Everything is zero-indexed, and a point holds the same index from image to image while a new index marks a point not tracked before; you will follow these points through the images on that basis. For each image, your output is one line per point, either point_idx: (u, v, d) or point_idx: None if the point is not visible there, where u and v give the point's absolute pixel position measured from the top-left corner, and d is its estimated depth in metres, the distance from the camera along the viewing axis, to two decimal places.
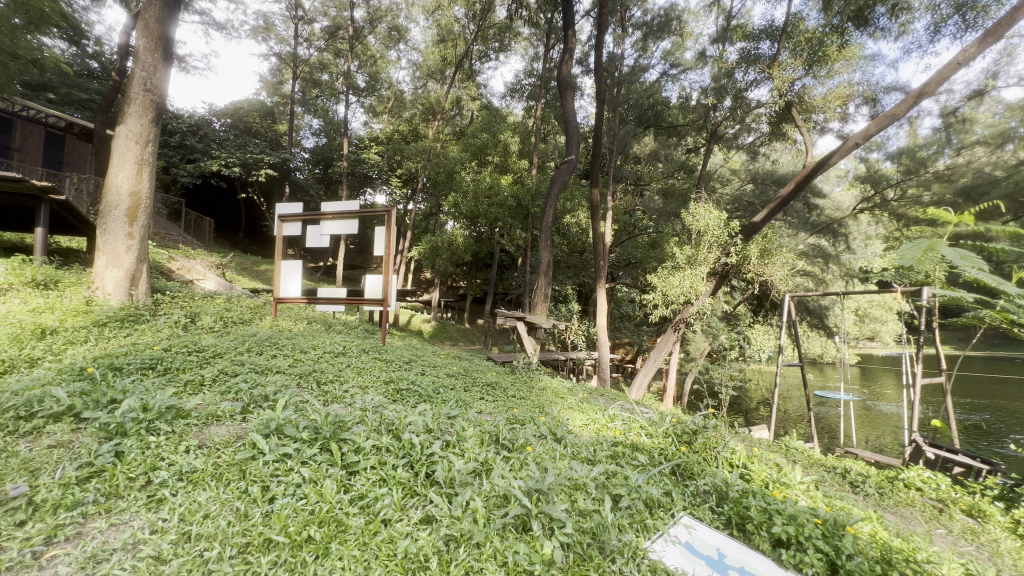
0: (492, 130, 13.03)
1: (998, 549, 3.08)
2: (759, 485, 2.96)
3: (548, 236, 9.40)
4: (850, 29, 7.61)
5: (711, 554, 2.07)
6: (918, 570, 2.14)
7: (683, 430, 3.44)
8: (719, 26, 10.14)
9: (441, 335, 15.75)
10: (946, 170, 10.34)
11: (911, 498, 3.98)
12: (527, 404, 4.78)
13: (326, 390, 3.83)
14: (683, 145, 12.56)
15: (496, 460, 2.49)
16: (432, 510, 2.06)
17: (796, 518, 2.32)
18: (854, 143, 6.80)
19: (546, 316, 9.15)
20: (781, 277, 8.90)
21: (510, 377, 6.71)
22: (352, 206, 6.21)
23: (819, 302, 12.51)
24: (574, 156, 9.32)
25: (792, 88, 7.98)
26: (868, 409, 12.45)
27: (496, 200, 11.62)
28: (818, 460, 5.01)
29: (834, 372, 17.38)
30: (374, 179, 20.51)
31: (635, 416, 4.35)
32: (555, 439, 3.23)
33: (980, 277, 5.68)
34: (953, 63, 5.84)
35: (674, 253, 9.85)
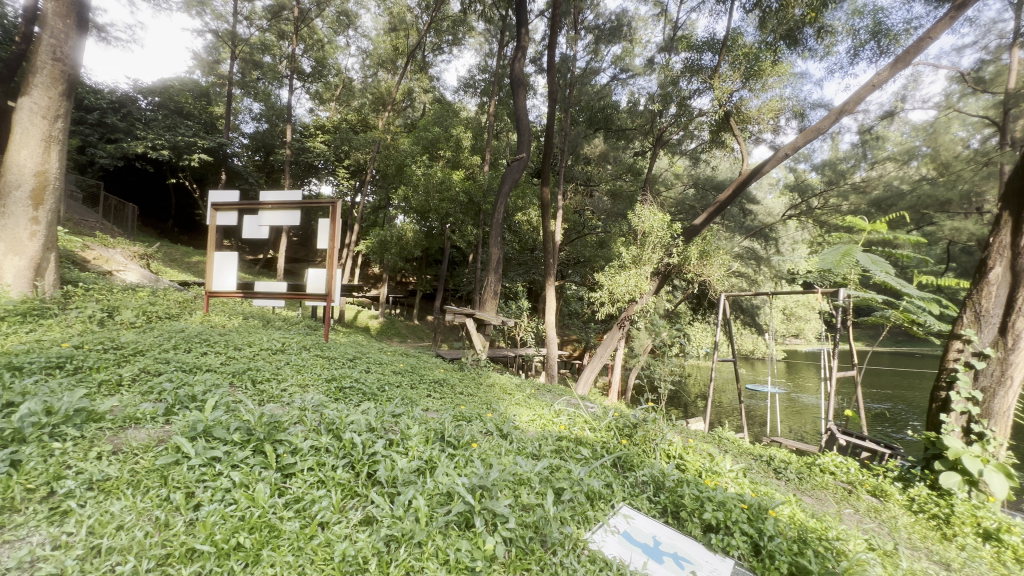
0: (444, 124, 12.86)
1: (897, 525, 3.42)
2: (692, 474, 3.13)
3: (498, 234, 9.41)
4: (782, 47, 8.11)
5: (648, 542, 2.16)
6: (829, 546, 2.34)
7: (624, 424, 3.57)
8: (666, 35, 10.52)
9: (389, 331, 15.41)
10: (862, 182, 11.49)
11: (826, 481, 4.35)
12: (475, 400, 4.78)
13: (261, 390, 3.62)
14: (631, 148, 12.97)
15: (441, 458, 2.46)
16: (373, 510, 2.01)
17: (725, 504, 2.48)
18: (784, 154, 7.26)
19: (496, 313, 9.16)
20: (718, 277, 9.46)
21: (458, 374, 6.67)
22: (294, 196, 5.88)
23: (751, 301, 13.38)
24: (526, 154, 9.39)
25: (732, 98, 8.44)
26: (792, 401, 13.50)
27: (447, 195, 11.50)
28: (746, 449, 5.37)
29: (764, 367, 18.69)
30: (320, 169, 19.68)
31: (580, 411, 4.47)
32: (501, 435, 3.25)
33: (888, 280, 6.24)
34: (869, 85, 6.39)
35: (621, 252, 10.16)
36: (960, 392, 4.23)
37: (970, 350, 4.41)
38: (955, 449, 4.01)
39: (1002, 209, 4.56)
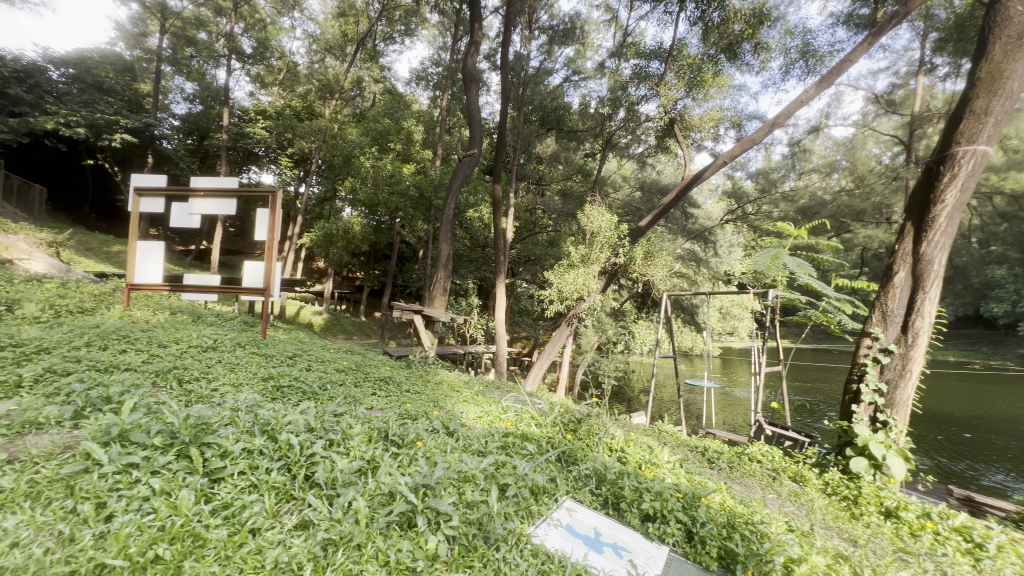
0: (394, 116, 12.54)
1: (814, 507, 3.73)
2: (633, 466, 3.26)
3: (448, 229, 9.29)
4: (723, 59, 8.50)
5: (589, 534, 2.22)
6: (754, 529, 2.51)
7: (569, 419, 3.66)
8: (617, 41, 10.79)
9: (333, 328, 14.84)
10: (791, 191, 12.36)
11: (753, 469, 4.66)
12: (422, 398, 4.70)
13: (188, 390, 3.37)
14: (582, 149, 13.24)
15: (384, 457, 2.40)
16: (310, 513, 1.93)
17: (662, 494, 2.60)
18: (723, 162, 7.66)
19: (445, 309, 9.08)
20: (662, 277, 9.90)
21: (404, 372, 6.53)
22: (230, 183, 5.52)
23: (691, 300, 14.06)
24: (477, 151, 9.35)
25: (676, 106, 8.81)
26: (726, 395, 14.36)
27: (397, 189, 11.17)
28: (683, 441, 5.64)
29: (701, 363, 19.72)
30: (261, 156, 18.63)
31: (526, 407, 4.52)
32: (447, 432, 3.22)
33: (811, 283, 6.74)
34: (798, 101, 6.87)
35: (570, 251, 10.33)
36: (868, 385, 4.68)
37: (878, 346, 4.83)
38: (863, 437, 4.42)
39: (907, 219, 5.04)
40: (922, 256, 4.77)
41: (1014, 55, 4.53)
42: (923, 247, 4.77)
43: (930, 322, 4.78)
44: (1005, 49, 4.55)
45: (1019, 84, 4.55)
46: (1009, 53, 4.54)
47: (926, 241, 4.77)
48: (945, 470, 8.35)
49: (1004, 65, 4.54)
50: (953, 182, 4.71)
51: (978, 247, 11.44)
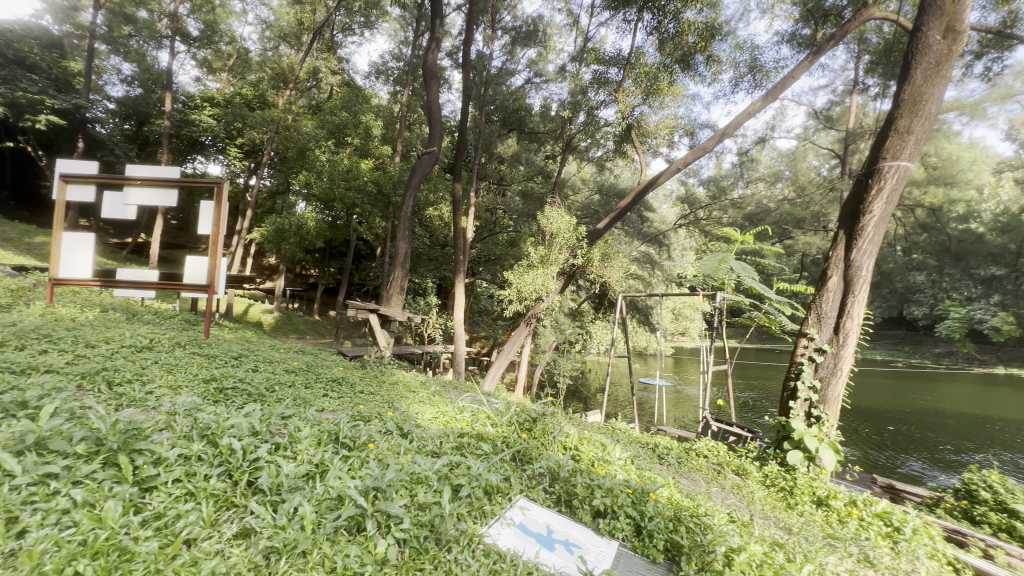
0: (352, 110, 12.23)
1: (753, 498, 3.94)
2: (586, 463, 3.33)
3: (406, 227, 9.14)
4: (677, 70, 8.77)
5: (542, 531, 2.24)
6: (698, 522, 2.62)
7: (525, 419, 3.69)
8: (577, 46, 10.96)
9: (285, 327, 14.26)
10: (739, 199, 12.98)
11: (700, 464, 4.87)
12: (376, 399, 4.59)
13: (119, 394, 3.14)
14: (543, 151, 13.34)
15: (334, 461, 2.33)
16: (252, 521, 1.84)
17: (612, 491, 2.67)
18: (676, 168, 7.92)
19: (401, 309, 8.92)
20: (618, 279, 10.15)
21: (358, 372, 6.36)
22: (171, 172, 5.18)
23: (646, 302, 14.48)
24: (437, 148, 9.26)
25: (633, 112, 9.09)
26: (677, 393, 14.92)
27: (354, 184, 10.86)
28: (635, 438, 5.81)
29: (654, 362, 20.39)
30: (207, 145, 17.63)
31: (482, 407, 4.52)
32: (401, 434, 3.16)
33: (754, 285, 7.09)
34: (745, 113, 7.22)
35: (529, 252, 10.38)
36: (804, 382, 4.99)
37: (813, 346, 5.16)
38: (799, 431, 4.70)
39: (840, 228, 5.40)
40: (852, 263, 5.13)
41: (933, 79, 4.95)
42: (853, 254, 5.15)
43: (859, 323, 5.15)
44: (925, 74, 4.96)
45: (937, 106, 4.98)
46: (928, 78, 4.95)
47: (856, 248, 5.13)
48: (871, 461, 9.01)
49: (923, 89, 4.96)
50: (880, 194, 5.10)
51: (902, 255, 12.44)
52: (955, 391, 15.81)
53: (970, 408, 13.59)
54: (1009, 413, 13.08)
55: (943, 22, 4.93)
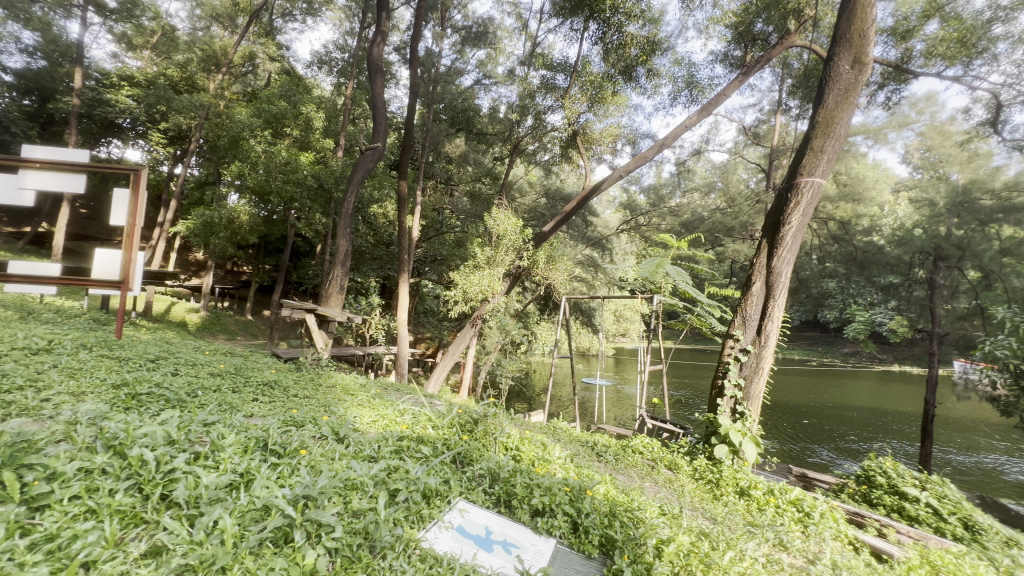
0: (292, 100, 11.67)
1: (683, 491, 4.16)
2: (526, 463, 3.36)
3: (347, 224, 8.81)
4: (621, 80, 9.08)
5: (480, 533, 2.24)
6: (632, 516, 2.71)
7: (466, 420, 3.68)
8: (526, 50, 11.10)
9: (212, 327, 13.29)
10: (676, 207, 13.65)
11: (635, 460, 5.06)
12: (311, 403, 4.38)
13: (5, 402, 2.78)
14: (491, 152, 13.35)
15: (261, 469, 2.21)
16: (163, 537, 1.69)
17: (550, 489, 2.72)
18: (619, 175, 8.20)
19: (341, 309, 8.60)
20: (562, 281, 10.37)
21: (292, 374, 6.05)
22: (80, 155, 4.64)
23: (589, 304, 14.86)
24: (381, 144, 9.03)
25: (579, 119, 9.33)
26: (617, 392, 15.46)
27: (292, 177, 10.32)
28: (575, 436, 5.94)
29: (596, 362, 21.02)
30: (125, 127, 16.14)
31: (424, 409, 4.45)
32: (336, 439, 3.04)
33: (687, 289, 7.45)
34: (682, 126, 7.60)
35: (475, 252, 10.29)
36: (730, 380, 5.31)
37: (738, 346, 5.51)
38: (725, 427, 5.01)
39: (763, 236, 5.82)
40: (773, 270, 5.55)
41: (842, 105, 5.46)
42: (774, 262, 5.56)
43: (778, 325, 5.57)
44: (836, 100, 5.46)
45: (846, 129, 5.50)
46: (839, 103, 5.46)
47: (776, 256, 5.56)
48: (788, 452, 9.78)
49: (835, 113, 5.46)
50: (798, 207, 5.56)
51: (816, 263, 13.60)
52: (859, 387, 17.51)
53: (871, 402, 15.09)
54: (902, 406, 14.66)
55: (852, 53, 5.43)
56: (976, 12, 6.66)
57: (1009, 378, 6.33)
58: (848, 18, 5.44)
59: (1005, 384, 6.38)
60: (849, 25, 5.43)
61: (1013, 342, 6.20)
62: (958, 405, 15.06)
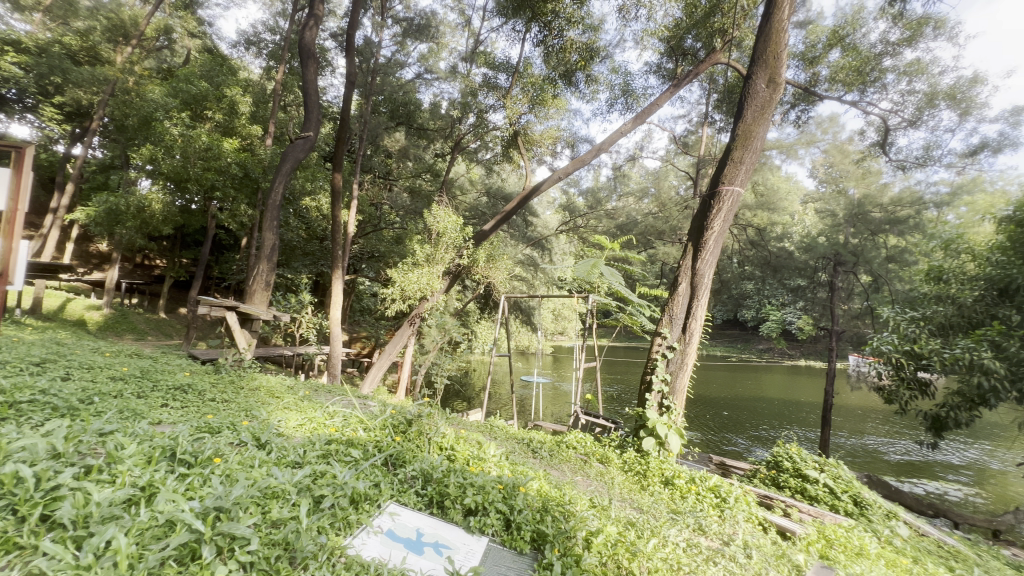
0: (214, 81, 10.80)
1: (613, 484, 4.32)
2: (460, 462, 3.32)
3: (274, 217, 8.28)
4: (561, 84, 9.25)
5: (410, 536, 2.19)
6: (564, 510, 2.77)
7: (399, 421, 3.60)
8: (469, 47, 11.03)
9: (116, 327, 11.95)
10: (612, 210, 14.18)
11: (568, 455, 5.19)
12: (230, 408, 4.06)
13: None
14: (432, 149, 13.13)
15: (167, 481, 2.02)
16: (41, 563, 1.47)
17: (484, 488, 2.72)
18: (558, 177, 8.34)
19: (266, 307, 8.08)
20: (502, 280, 10.42)
21: (210, 377, 5.59)
22: None
23: (529, 303, 15.03)
24: (313, 134, 8.60)
25: (520, 119, 9.43)
26: (555, 389, 15.78)
27: (214, 165, 9.56)
28: (512, 434, 5.97)
29: (535, 361, 21.34)
30: (8, 99, 14.09)
31: (356, 411, 4.28)
32: (257, 445, 2.86)
33: (619, 288, 7.71)
34: (618, 132, 7.88)
35: (414, 250, 10.06)
36: (658, 375, 5.57)
37: (665, 344, 5.79)
38: (653, 420, 5.27)
39: (689, 240, 6.17)
40: (697, 271, 5.91)
41: (759, 120, 5.92)
42: (699, 264, 5.92)
43: (701, 324, 5.93)
44: (753, 116, 5.92)
45: (761, 143, 5.96)
46: (756, 119, 5.91)
47: (700, 259, 5.93)
48: (710, 442, 10.48)
49: (752, 128, 5.91)
50: (719, 214, 5.95)
51: (737, 266, 14.67)
52: (771, 381, 19.12)
53: (781, 394, 16.53)
54: (807, 397, 16.19)
55: (767, 73, 5.89)
56: (871, 45, 7.46)
57: (891, 368, 7.14)
58: (766, 40, 5.89)
59: (888, 374, 7.19)
60: (766, 47, 5.89)
61: (895, 338, 7.06)
62: (851, 394, 16.91)
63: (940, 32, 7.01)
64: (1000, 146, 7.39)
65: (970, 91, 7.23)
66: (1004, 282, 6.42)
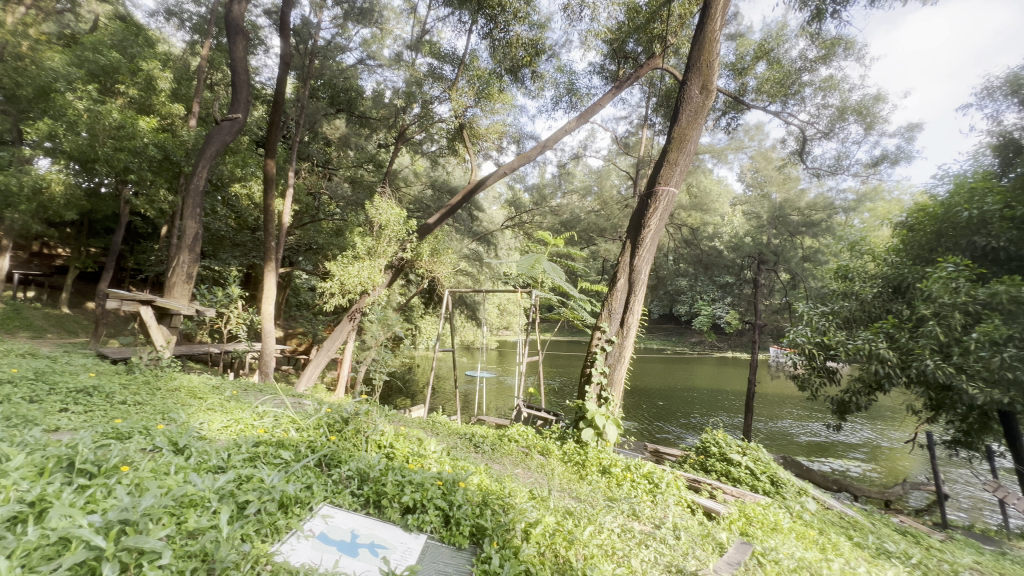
0: (127, 52, 9.79)
1: (553, 475, 4.41)
2: (399, 460, 3.24)
3: (196, 204, 7.64)
4: (507, 79, 9.24)
5: (345, 538, 2.12)
6: (504, 503, 2.78)
7: (335, 420, 3.48)
8: (414, 35, 10.74)
9: (7, 324, 10.59)
10: (556, 207, 14.40)
11: (510, 448, 5.23)
12: (144, 411, 3.71)
13: None
14: (374, 138, 12.68)
15: (63, 494, 1.81)
16: None
17: (423, 485, 2.68)
18: (504, 172, 8.33)
19: (188, 301, 7.48)
20: (446, 274, 10.27)
21: (122, 377, 5.09)
22: None
23: (473, 298, 14.96)
24: (242, 116, 8.01)
25: (466, 113, 9.29)
26: (499, 384, 15.85)
27: (127, 145, 8.67)
28: (454, 429, 5.93)
29: (479, 355, 21.32)
30: None
31: (288, 410, 4.07)
32: (174, 450, 2.64)
33: (561, 284, 7.82)
34: (562, 130, 7.99)
35: (355, 242, 9.68)
36: (597, 368, 5.72)
37: (604, 337, 5.97)
38: (592, 412, 5.42)
39: (627, 237, 6.39)
40: (634, 268, 6.13)
41: (693, 124, 6.22)
42: (636, 261, 6.15)
43: (637, 318, 6.17)
44: (687, 120, 6.22)
45: (695, 147, 6.28)
46: (690, 123, 6.22)
47: (637, 256, 6.16)
48: (645, 430, 10.98)
49: (686, 131, 6.21)
50: (656, 213, 6.21)
51: (672, 263, 15.41)
52: (702, 372, 20.32)
53: (710, 384, 17.62)
54: (733, 386, 17.37)
55: (701, 80, 6.19)
56: (791, 61, 8.08)
57: (805, 358, 7.83)
58: (700, 48, 6.18)
59: (802, 363, 7.88)
60: (700, 55, 6.19)
61: (809, 330, 7.68)
62: (771, 382, 18.33)
63: (850, 53, 7.69)
64: (897, 158, 8.25)
65: (874, 108, 8.00)
66: (898, 280, 7.25)
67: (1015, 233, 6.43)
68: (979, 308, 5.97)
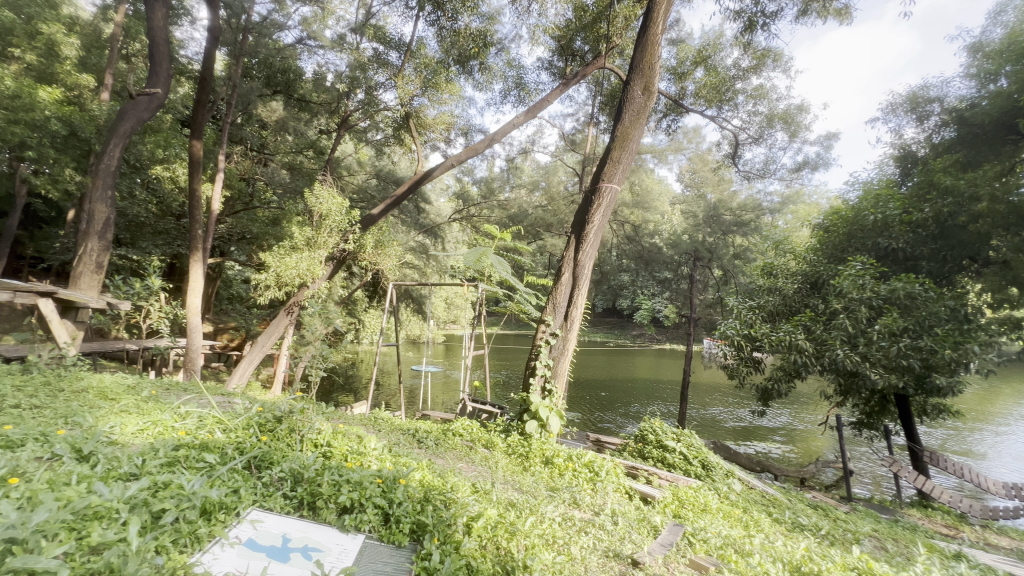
0: (23, 12, 8.66)
1: (497, 468, 4.42)
2: (337, 459, 3.12)
3: (107, 186, 6.91)
4: (455, 70, 9.08)
5: (275, 543, 2.02)
6: (445, 498, 2.74)
7: (267, 420, 3.28)
8: (358, 17, 10.29)
9: None
10: (504, 201, 14.39)
11: (454, 442, 5.19)
12: (43, 416, 3.33)
13: None
14: (314, 123, 12.05)
15: None
16: None
17: (361, 483, 2.59)
18: (450, 164, 8.20)
19: (97, 293, 6.80)
20: (391, 266, 9.99)
21: (18, 377, 4.54)
22: None
23: (419, 291, 14.67)
24: (162, 91, 7.31)
25: (412, 101, 9.02)
26: (445, 379, 15.68)
27: (24, 117, 7.70)
28: (396, 425, 5.79)
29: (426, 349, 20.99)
30: None
31: (214, 411, 3.79)
32: (77, 457, 2.39)
33: (507, 277, 7.78)
34: (510, 124, 7.97)
35: (292, 232, 9.19)
36: (541, 360, 5.78)
37: (548, 331, 6.04)
38: (536, 404, 5.49)
39: (571, 232, 6.49)
40: (578, 262, 6.24)
41: (635, 124, 6.41)
42: (580, 255, 6.26)
43: (580, 311, 6.30)
44: (630, 119, 6.40)
45: (636, 146, 6.48)
46: (632, 122, 6.40)
47: (581, 251, 6.27)
48: (587, 421, 11.31)
49: (629, 131, 6.39)
50: (598, 209, 6.36)
51: (615, 259, 15.90)
52: (642, 363, 21.17)
53: (649, 374, 18.41)
54: (670, 377, 18.24)
55: (643, 81, 6.37)
56: (727, 68, 8.52)
57: (734, 350, 8.23)
58: (642, 50, 6.37)
59: (731, 355, 8.28)
60: (642, 57, 6.38)
61: (738, 323, 8.15)
62: (704, 372, 19.43)
63: (778, 64, 8.23)
64: (817, 164, 8.95)
65: (798, 117, 8.62)
66: (815, 277, 7.90)
67: (910, 236, 7.27)
68: (880, 302, 6.67)
